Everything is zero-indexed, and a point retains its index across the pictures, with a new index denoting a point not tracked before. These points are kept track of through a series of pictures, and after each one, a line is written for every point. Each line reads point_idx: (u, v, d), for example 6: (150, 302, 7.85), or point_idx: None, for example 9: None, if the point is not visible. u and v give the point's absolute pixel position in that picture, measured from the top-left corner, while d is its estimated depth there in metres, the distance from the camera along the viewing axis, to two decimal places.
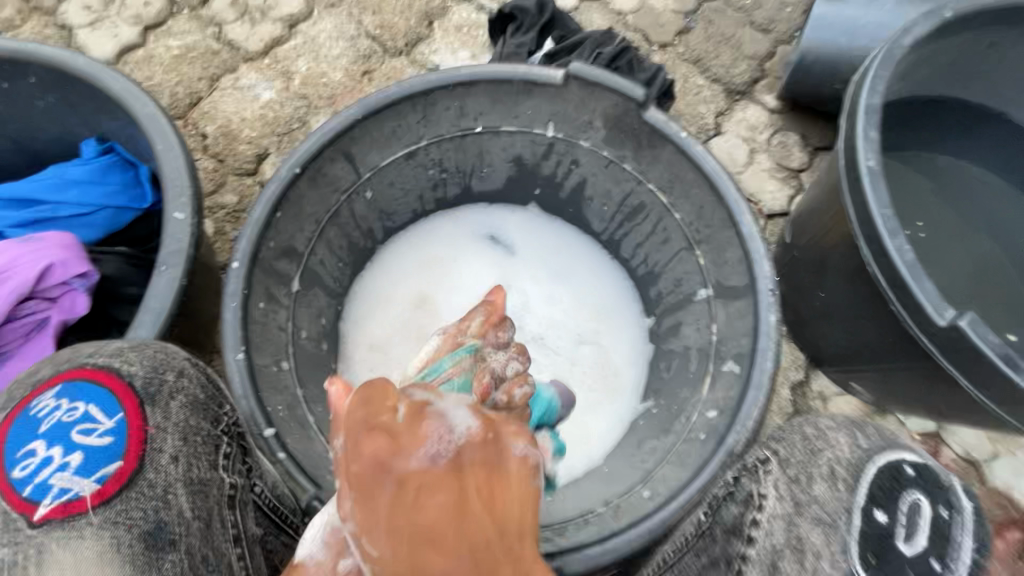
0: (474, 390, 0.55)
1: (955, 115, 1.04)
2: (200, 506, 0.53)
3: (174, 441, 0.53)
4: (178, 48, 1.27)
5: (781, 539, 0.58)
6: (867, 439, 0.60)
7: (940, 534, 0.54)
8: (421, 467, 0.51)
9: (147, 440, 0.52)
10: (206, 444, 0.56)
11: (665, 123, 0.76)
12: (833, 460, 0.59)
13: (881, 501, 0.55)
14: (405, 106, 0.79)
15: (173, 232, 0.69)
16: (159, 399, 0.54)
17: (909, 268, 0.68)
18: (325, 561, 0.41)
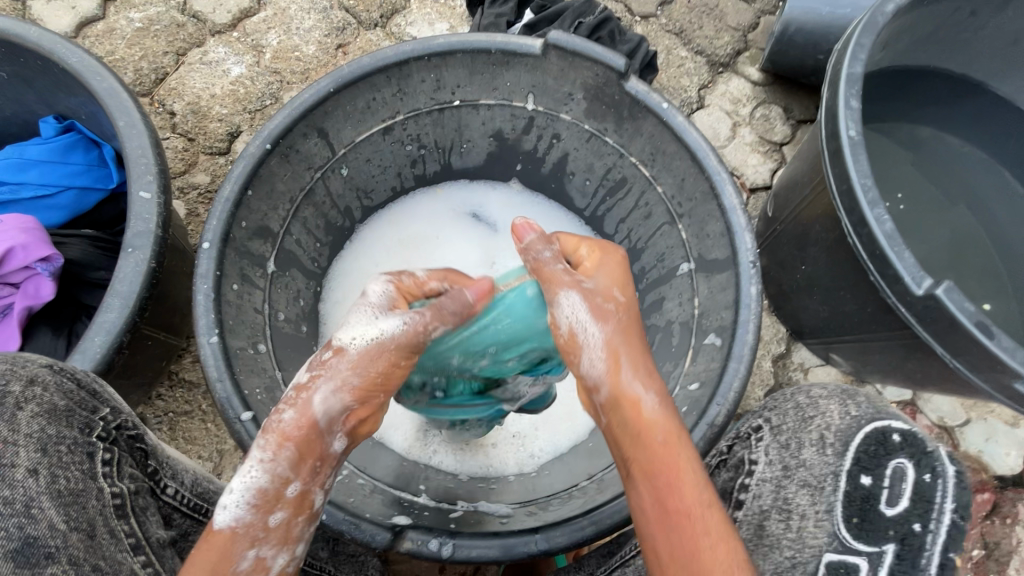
0: (620, 345, 0.58)
1: (935, 85, 1.04)
2: (77, 517, 0.51)
3: (32, 455, 0.50)
4: (141, 21, 1.21)
5: (767, 501, 0.63)
6: (857, 408, 0.62)
7: (923, 497, 0.54)
8: (327, 442, 0.53)
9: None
10: (76, 454, 0.54)
11: (647, 93, 0.73)
12: (822, 427, 0.62)
13: (866, 467, 0.58)
14: (379, 78, 0.76)
15: (139, 211, 0.65)
16: (4, 415, 0.50)
17: (891, 238, 0.68)
18: (251, 515, 0.50)
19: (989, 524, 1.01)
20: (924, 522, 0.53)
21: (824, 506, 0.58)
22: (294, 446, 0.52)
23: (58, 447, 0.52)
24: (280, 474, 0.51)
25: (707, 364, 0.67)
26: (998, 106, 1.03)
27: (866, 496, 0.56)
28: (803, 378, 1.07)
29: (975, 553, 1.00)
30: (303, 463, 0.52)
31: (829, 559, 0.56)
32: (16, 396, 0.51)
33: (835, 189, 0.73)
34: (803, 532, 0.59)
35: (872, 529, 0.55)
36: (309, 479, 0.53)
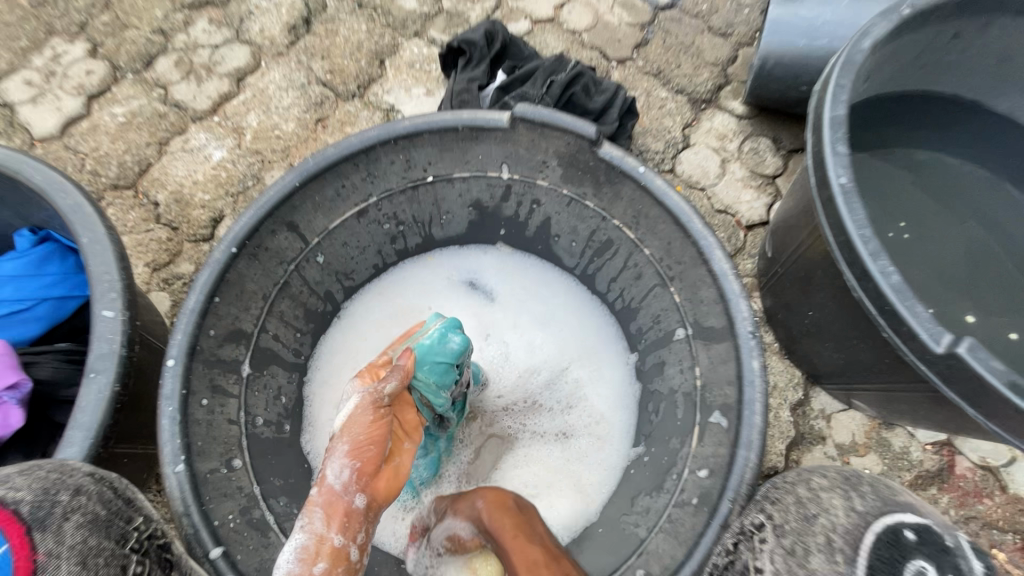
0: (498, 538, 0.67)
1: (927, 108, 1.01)
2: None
3: (71, 567, 0.43)
4: (123, 115, 1.23)
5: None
6: (863, 501, 0.49)
7: None
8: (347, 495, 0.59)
9: (38, 569, 0.41)
10: (112, 563, 0.46)
11: (621, 157, 0.70)
12: (827, 529, 0.47)
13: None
14: (346, 166, 0.74)
15: (102, 331, 0.63)
16: (50, 523, 0.44)
17: (898, 292, 0.62)
18: (300, 569, 0.55)
19: None
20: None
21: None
22: (323, 504, 0.59)
23: (97, 560, 0.45)
24: (319, 530, 0.57)
25: (714, 450, 0.64)
26: (986, 123, 1.01)
27: None
28: (826, 426, 1.00)
29: None
30: (334, 519, 0.58)
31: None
32: (62, 506, 0.46)
33: (833, 240, 0.68)
34: None
35: None
36: (341, 530, 0.58)
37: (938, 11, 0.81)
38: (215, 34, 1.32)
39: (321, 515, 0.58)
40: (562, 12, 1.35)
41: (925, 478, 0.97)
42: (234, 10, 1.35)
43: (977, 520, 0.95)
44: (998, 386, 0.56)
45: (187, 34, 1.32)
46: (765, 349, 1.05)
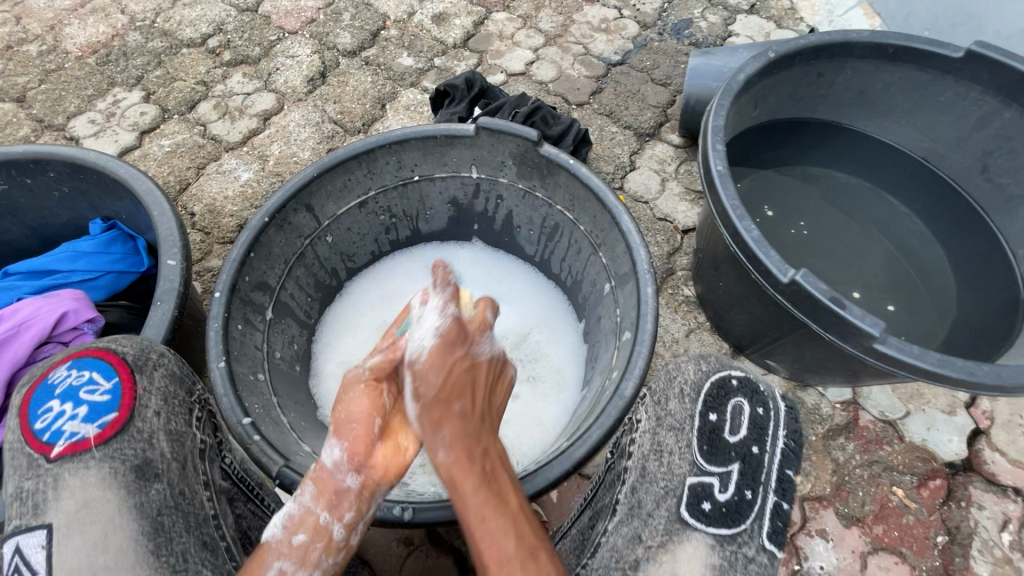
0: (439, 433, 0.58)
1: (812, 131, 1.28)
2: (177, 451, 0.63)
3: (157, 401, 0.64)
4: (169, 146, 1.50)
5: (645, 446, 0.69)
6: (707, 362, 0.71)
7: (756, 424, 0.66)
8: (339, 474, 0.62)
9: (137, 398, 0.62)
10: (182, 406, 0.66)
11: (557, 154, 0.95)
12: (681, 382, 0.70)
13: (711, 405, 0.68)
14: (352, 164, 0.98)
15: (166, 275, 0.85)
16: (146, 369, 0.65)
17: (756, 241, 0.86)
18: (282, 536, 0.59)
19: (947, 509, 1.06)
20: (759, 445, 0.65)
21: (687, 442, 0.66)
22: (316, 479, 0.61)
23: (174, 399, 0.66)
24: (308, 504, 0.60)
25: (623, 356, 0.81)
26: (859, 143, 1.28)
27: (713, 429, 0.66)
28: None
29: (938, 540, 1.04)
30: (322, 495, 0.61)
31: (691, 482, 0.64)
32: (153, 361, 0.67)
33: (715, 210, 0.92)
34: (672, 464, 0.66)
35: (718, 451, 0.65)
36: (326, 507, 0.60)
37: (799, 56, 1.09)
38: (248, 85, 1.62)
39: (312, 489, 0.61)
40: (531, 68, 1.66)
41: (836, 429, 1.14)
42: (265, 67, 1.66)
43: (880, 463, 1.11)
44: (824, 300, 0.79)
45: (225, 85, 1.62)
46: (698, 326, 1.25)
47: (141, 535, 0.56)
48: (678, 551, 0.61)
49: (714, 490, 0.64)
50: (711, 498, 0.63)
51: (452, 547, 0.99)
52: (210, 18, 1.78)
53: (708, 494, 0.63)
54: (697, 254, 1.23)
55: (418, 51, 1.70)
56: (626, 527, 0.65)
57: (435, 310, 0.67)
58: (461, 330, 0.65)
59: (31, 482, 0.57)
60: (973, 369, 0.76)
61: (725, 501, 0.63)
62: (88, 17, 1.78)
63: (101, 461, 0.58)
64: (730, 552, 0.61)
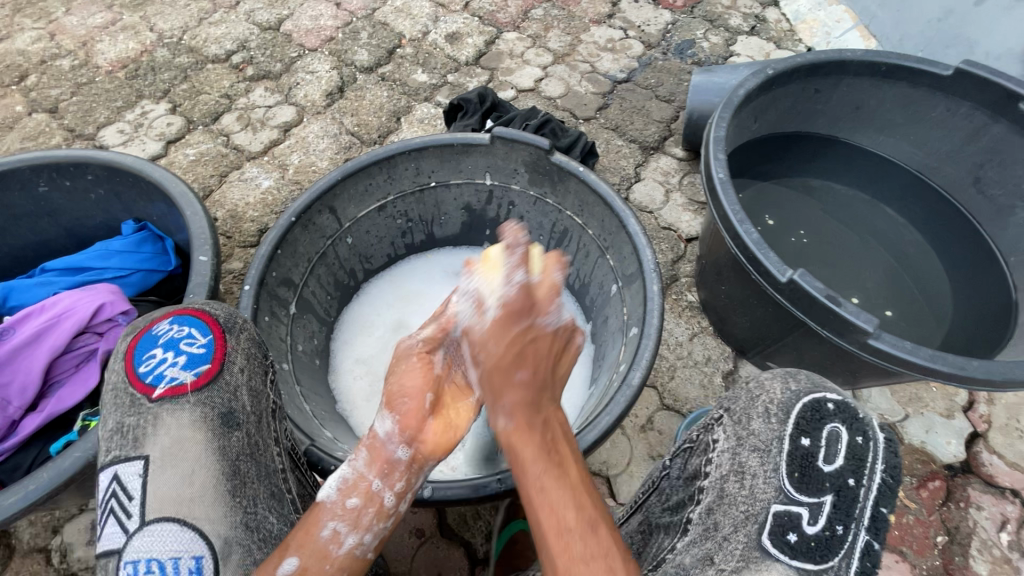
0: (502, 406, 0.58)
1: (810, 144, 1.34)
2: (255, 407, 0.65)
3: (241, 359, 0.65)
4: (194, 155, 1.57)
5: (724, 466, 0.67)
6: (796, 383, 0.67)
7: (856, 455, 0.60)
8: (391, 444, 0.64)
9: (227, 354, 0.64)
10: (261, 366, 0.68)
11: (567, 162, 1.01)
12: (766, 402, 0.67)
13: (804, 430, 0.63)
14: (373, 169, 1.03)
15: (198, 269, 0.90)
16: (234, 330, 0.66)
17: (756, 244, 0.90)
18: (336, 498, 0.61)
19: (947, 510, 1.09)
20: (858, 477, 0.59)
21: (773, 466, 0.63)
22: (369, 449, 0.64)
23: (255, 358, 0.67)
24: (361, 469, 0.63)
25: (630, 350, 0.85)
26: (855, 155, 1.34)
27: (806, 456, 0.62)
28: None
29: (938, 540, 1.06)
30: (375, 463, 0.63)
31: (776, 509, 0.61)
32: (239, 321, 0.68)
33: (716, 215, 0.97)
34: (754, 489, 0.64)
35: (810, 482, 0.61)
36: (380, 474, 0.62)
37: (796, 72, 1.15)
38: (270, 99, 1.70)
39: (366, 457, 0.64)
40: (540, 84, 1.73)
41: None
42: (286, 82, 1.74)
43: None
44: (821, 298, 0.84)
45: (248, 98, 1.70)
46: (701, 330, 1.29)
47: (221, 476, 0.59)
48: None
49: (802, 521, 0.59)
50: (799, 530, 0.59)
51: (461, 539, 1.02)
52: (234, 36, 1.87)
53: (795, 525, 0.59)
54: (700, 260, 1.27)
55: (432, 68, 1.77)
56: (697, 548, 0.64)
57: (500, 278, 0.61)
58: (527, 298, 0.59)
59: (132, 418, 0.60)
60: (964, 363, 0.80)
61: (815, 535, 0.58)
62: (118, 35, 1.87)
63: (194, 407, 0.61)
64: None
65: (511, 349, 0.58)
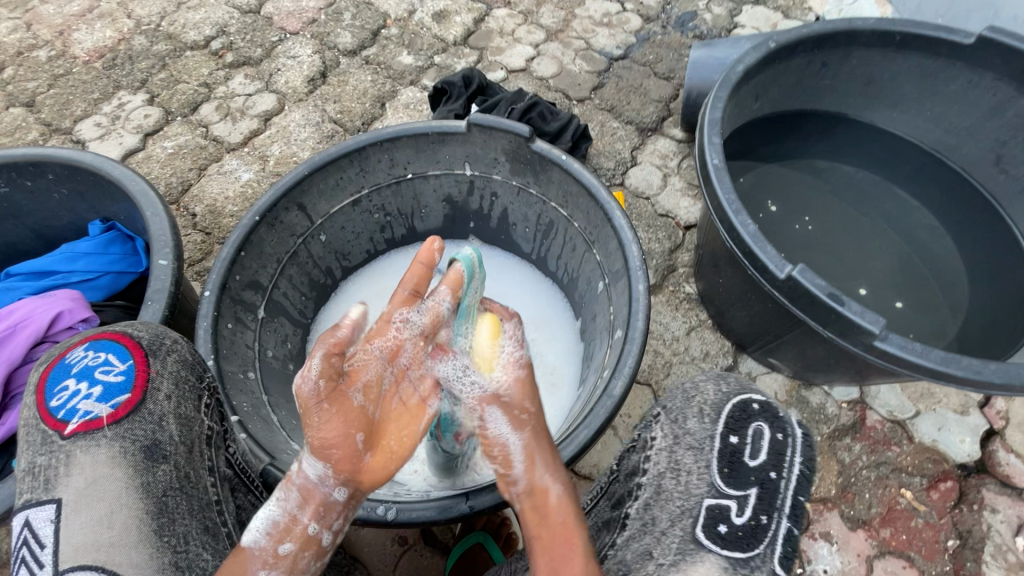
0: (550, 472, 0.63)
1: (816, 123, 1.25)
2: (186, 436, 0.60)
3: (168, 385, 0.60)
4: (171, 147, 1.52)
5: (661, 463, 0.66)
6: (727, 384, 0.69)
7: (776, 451, 0.62)
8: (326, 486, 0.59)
9: (149, 380, 0.59)
10: (193, 392, 0.62)
11: (549, 149, 0.93)
12: (700, 402, 0.67)
13: (732, 427, 0.64)
14: (343, 162, 0.97)
15: (157, 274, 0.86)
16: (159, 352, 0.61)
17: (753, 237, 0.83)
18: (267, 545, 0.57)
19: (959, 512, 1.03)
20: (778, 470, 0.61)
21: (705, 462, 0.63)
22: (302, 488, 0.59)
23: (185, 383, 0.62)
24: (294, 513, 0.59)
25: (614, 354, 0.80)
26: (866, 133, 1.25)
27: (733, 452, 0.63)
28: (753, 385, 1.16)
29: (948, 544, 1.01)
30: (309, 506, 0.59)
31: (708, 503, 0.61)
32: (167, 346, 0.62)
33: (710, 204, 0.90)
34: (689, 484, 0.63)
35: (738, 476, 0.61)
36: (315, 518, 0.59)
37: (801, 45, 1.06)
38: (249, 86, 1.63)
39: (297, 497, 0.59)
40: (531, 64, 1.64)
41: (841, 429, 1.11)
42: (266, 68, 1.67)
43: (888, 464, 1.07)
44: (823, 296, 0.77)
45: (227, 86, 1.64)
46: (699, 323, 1.22)
47: (145, 513, 0.55)
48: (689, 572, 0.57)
49: (731, 512, 0.60)
50: (728, 521, 0.59)
51: (445, 547, 0.98)
52: (213, 21, 1.79)
53: (725, 517, 0.60)
54: (698, 250, 1.19)
55: (418, 49, 1.69)
56: (636, 543, 0.63)
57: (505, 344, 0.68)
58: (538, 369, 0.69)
59: (44, 458, 0.55)
60: (979, 367, 0.73)
61: (742, 525, 0.59)
62: (95, 22, 1.81)
63: (111, 440, 0.56)
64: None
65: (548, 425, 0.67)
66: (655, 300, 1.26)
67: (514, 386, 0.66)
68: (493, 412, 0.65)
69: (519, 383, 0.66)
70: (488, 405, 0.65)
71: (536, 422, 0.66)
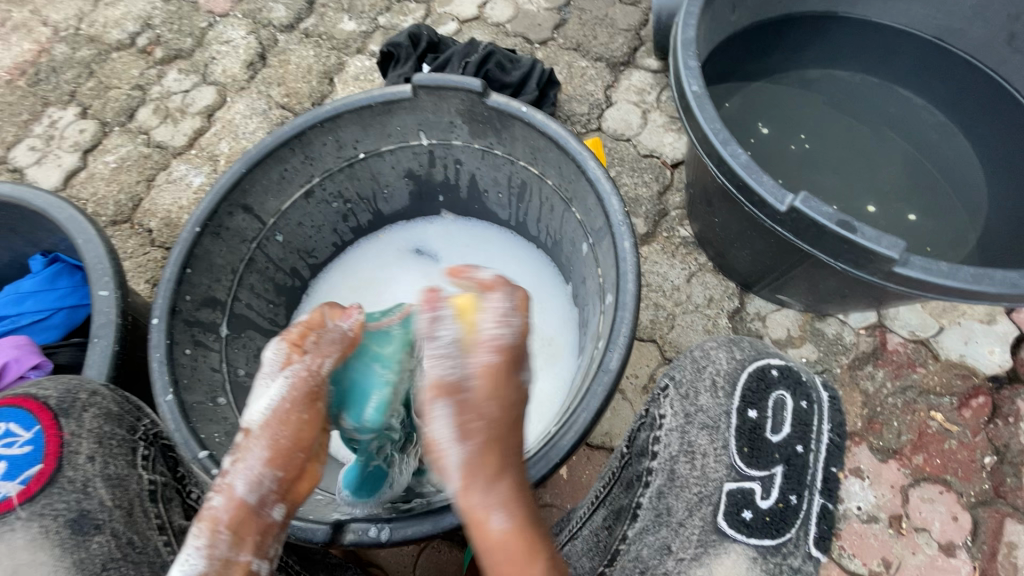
0: (500, 496, 0.50)
1: (800, 29, 1.13)
2: (120, 498, 0.59)
3: (89, 445, 0.59)
4: (114, 161, 1.41)
5: (674, 446, 0.61)
6: (741, 351, 0.66)
7: (801, 421, 0.61)
8: (264, 511, 0.51)
9: (64, 444, 0.58)
10: (123, 446, 0.62)
11: (507, 103, 0.83)
12: (713, 373, 0.64)
13: (751, 402, 0.62)
14: (285, 151, 0.87)
15: (99, 307, 0.78)
16: (73, 411, 0.60)
17: (746, 168, 0.74)
18: None
19: (994, 427, 0.98)
20: (804, 443, 0.60)
21: (723, 442, 0.61)
22: (231, 521, 0.49)
23: (111, 440, 0.61)
24: (223, 553, 0.48)
25: (606, 321, 0.72)
26: (859, 31, 1.12)
27: (754, 429, 0.61)
28: (762, 326, 1.09)
29: (986, 462, 0.96)
30: (241, 536, 0.49)
31: (729, 489, 0.59)
32: (82, 402, 0.61)
33: (694, 138, 0.80)
34: (706, 468, 0.61)
35: (762, 455, 0.60)
36: (252, 546, 0.50)
37: None
38: (185, 82, 1.50)
39: (228, 535, 0.49)
40: (484, 9, 1.49)
41: (862, 358, 1.04)
42: (200, 59, 1.53)
43: (914, 388, 1.01)
44: (830, 225, 0.69)
45: (162, 85, 1.51)
46: (699, 268, 1.14)
47: None
48: (714, 565, 0.57)
49: (755, 496, 0.59)
50: (753, 507, 0.58)
51: (462, 540, 0.95)
52: (136, 15, 1.64)
53: (750, 502, 0.58)
54: (689, 189, 1.10)
55: (360, 13, 1.54)
56: (652, 536, 0.58)
57: (486, 318, 0.51)
58: (514, 346, 0.52)
59: None
60: (1016, 280, 0.65)
61: (769, 510, 0.58)
62: (9, 36, 1.66)
63: (28, 522, 0.53)
64: (774, 564, 0.57)
65: (505, 424, 0.51)
66: (650, 250, 1.16)
67: (483, 378, 0.50)
68: (439, 408, 0.49)
69: (489, 374, 0.50)
70: (436, 395, 0.49)
71: (485, 420, 0.50)
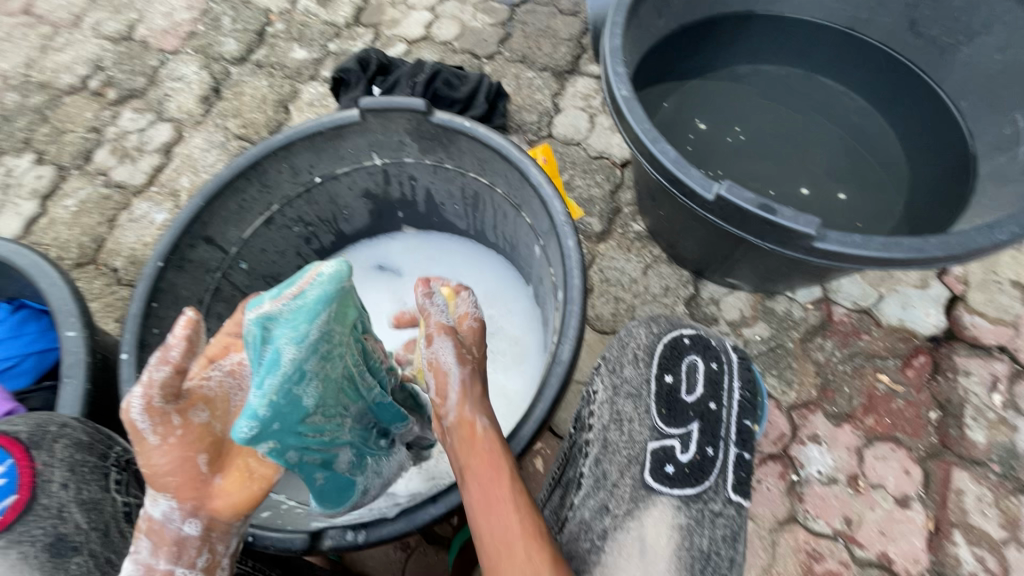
0: (482, 415, 0.66)
1: (725, 29, 1.20)
2: (96, 520, 0.62)
3: (63, 473, 0.62)
4: (74, 205, 1.41)
5: (605, 416, 0.70)
6: (657, 326, 0.75)
7: (712, 382, 0.70)
8: (169, 525, 0.56)
9: (36, 475, 0.60)
10: (95, 472, 0.65)
11: (451, 119, 0.87)
12: (634, 348, 0.73)
13: (668, 368, 0.72)
14: (242, 182, 0.90)
15: (69, 346, 0.80)
16: (43, 443, 0.62)
17: (675, 163, 0.79)
18: None
19: (935, 384, 1.05)
20: (716, 400, 0.69)
21: (645, 407, 0.69)
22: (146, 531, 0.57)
23: (83, 467, 0.64)
24: (146, 559, 0.56)
25: (558, 316, 0.77)
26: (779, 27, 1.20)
27: (670, 391, 0.70)
28: (717, 309, 1.14)
29: (931, 417, 1.02)
30: (159, 547, 0.56)
31: (652, 447, 0.67)
32: (52, 434, 0.64)
33: (626, 139, 0.85)
34: (633, 432, 0.69)
35: (679, 413, 0.69)
36: (170, 554, 0.56)
37: None
38: (141, 120, 1.52)
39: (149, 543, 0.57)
40: (431, 29, 1.54)
41: (811, 331, 1.10)
42: (154, 97, 1.55)
43: (861, 354, 1.08)
44: (753, 210, 0.75)
45: (117, 125, 1.52)
46: (654, 260, 1.20)
47: None
48: (644, 517, 0.63)
49: (675, 451, 0.67)
50: (674, 461, 0.66)
51: (448, 542, 0.97)
52: (85, 57, 1.64)
53: (670, 457, 0.66)
54: (637, 186, 1.16)
55: (310, 41, 1.58)
56: (592, 500, 0.65)
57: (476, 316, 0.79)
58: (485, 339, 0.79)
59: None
60: (921, 245, 0.72)
61: (688, 462, 0.66)
62: None
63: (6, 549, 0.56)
64: (696, 509, 0.64)
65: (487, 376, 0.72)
66: (606, 246, 1.22)
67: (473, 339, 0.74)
68: (445, 344, 0.69)
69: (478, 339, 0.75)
70: (442, 338, 0.70)
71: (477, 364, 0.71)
